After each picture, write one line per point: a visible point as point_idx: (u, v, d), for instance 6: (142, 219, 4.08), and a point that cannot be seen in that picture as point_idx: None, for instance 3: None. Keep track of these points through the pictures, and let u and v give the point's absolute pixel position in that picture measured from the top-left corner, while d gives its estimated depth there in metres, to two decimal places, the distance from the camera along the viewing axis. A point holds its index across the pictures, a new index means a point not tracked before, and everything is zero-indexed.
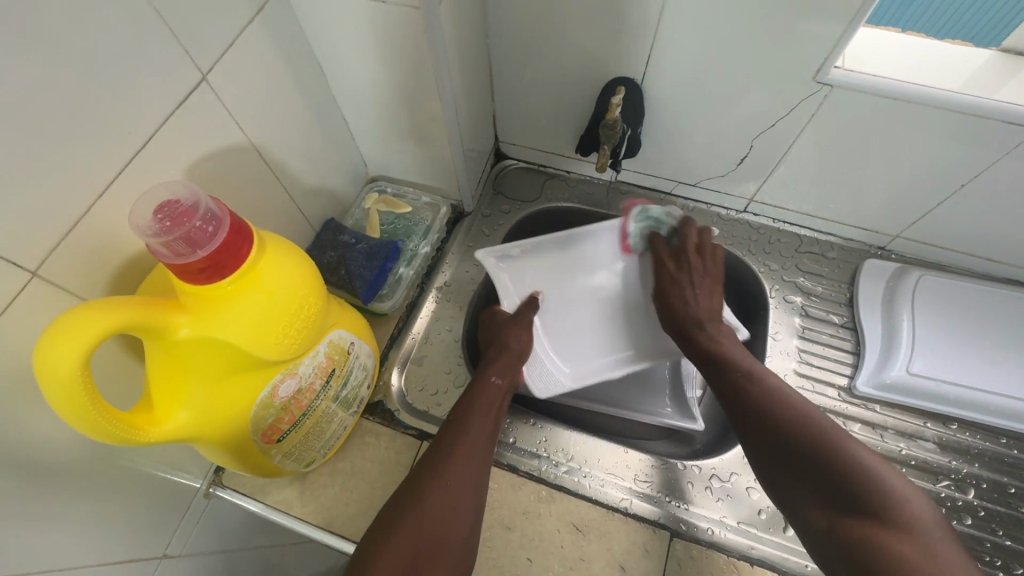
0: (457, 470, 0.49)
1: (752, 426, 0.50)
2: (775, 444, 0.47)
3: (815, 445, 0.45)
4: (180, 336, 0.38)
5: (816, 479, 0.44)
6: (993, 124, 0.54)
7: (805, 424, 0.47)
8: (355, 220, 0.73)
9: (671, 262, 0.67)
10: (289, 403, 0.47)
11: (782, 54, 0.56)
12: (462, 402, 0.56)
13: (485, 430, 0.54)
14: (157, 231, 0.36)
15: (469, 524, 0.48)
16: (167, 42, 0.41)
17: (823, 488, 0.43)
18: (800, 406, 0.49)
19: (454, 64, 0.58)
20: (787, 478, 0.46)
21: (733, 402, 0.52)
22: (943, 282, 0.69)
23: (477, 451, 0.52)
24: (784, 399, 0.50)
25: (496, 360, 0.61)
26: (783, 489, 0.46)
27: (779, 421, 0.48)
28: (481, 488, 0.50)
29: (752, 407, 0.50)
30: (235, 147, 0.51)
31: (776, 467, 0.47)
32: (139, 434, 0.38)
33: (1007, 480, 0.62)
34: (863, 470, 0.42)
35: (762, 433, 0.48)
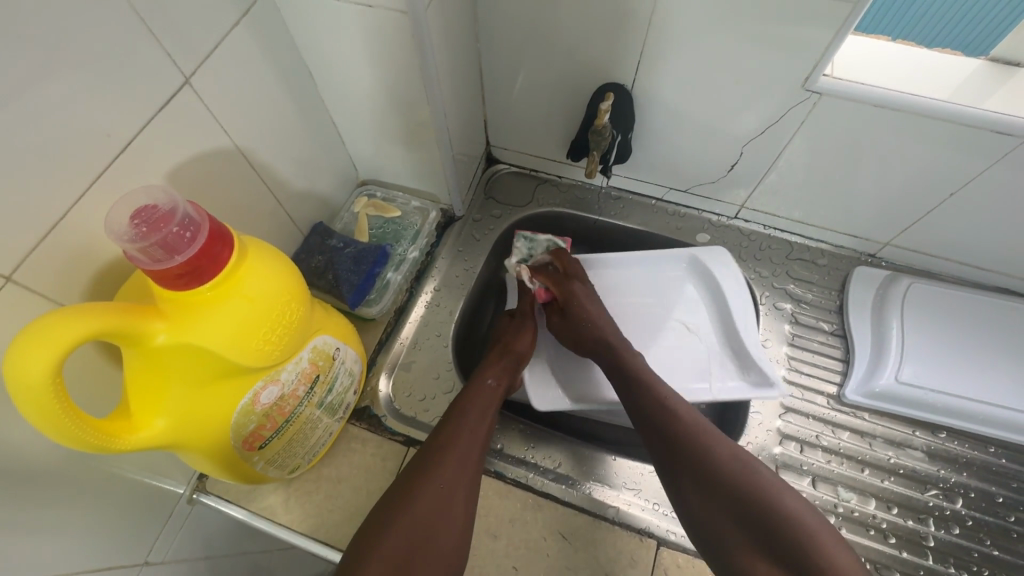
0: (449, 472, 0.49)
1: (682, 466, 0.50)
2: (708, 488, 0.48)
3: (747, 491, 0.46)
4: (157, 342, 0.37)
5: (748, 524, 0.45)
6: (980, 133, 0.54)
7: (735, 469, 0.48)
8: (344, 224, 0.73)
9: (574, 281, 0.67)
10: (271, 409, 0.47)
11: (771, 61, 0.56)
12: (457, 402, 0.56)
13: (480, 433, 0.53)
14: (132, 236, 0.35)
15: (461, 525, 0.48)
16: (149, 45, 0.40)
17: (754, 534, 0.45)
18: (724, 445, 0.50)
19: (443, 69, 0.58)
20: (717, 520, 0.47)
21: (660, 439, 0.52)
22: (932, 290, 0.69)
23: (471, 452, 0.51)
24: (713, 436, 0.51)
25: (492, 362, 0.61)
26: (711, 534, 0.47)
27: (711, 462, 0.49)
28: (473, 491, 0.50)
29: (683, 447, 0.50)
30: (220, 151, 0.50)
31: (705, 510, 0.48)
32: (115, 442, 0.37)
33: (995, 489, 0.61)
34: (790, 515, 0.44)
35: (694, 475, 0.49)
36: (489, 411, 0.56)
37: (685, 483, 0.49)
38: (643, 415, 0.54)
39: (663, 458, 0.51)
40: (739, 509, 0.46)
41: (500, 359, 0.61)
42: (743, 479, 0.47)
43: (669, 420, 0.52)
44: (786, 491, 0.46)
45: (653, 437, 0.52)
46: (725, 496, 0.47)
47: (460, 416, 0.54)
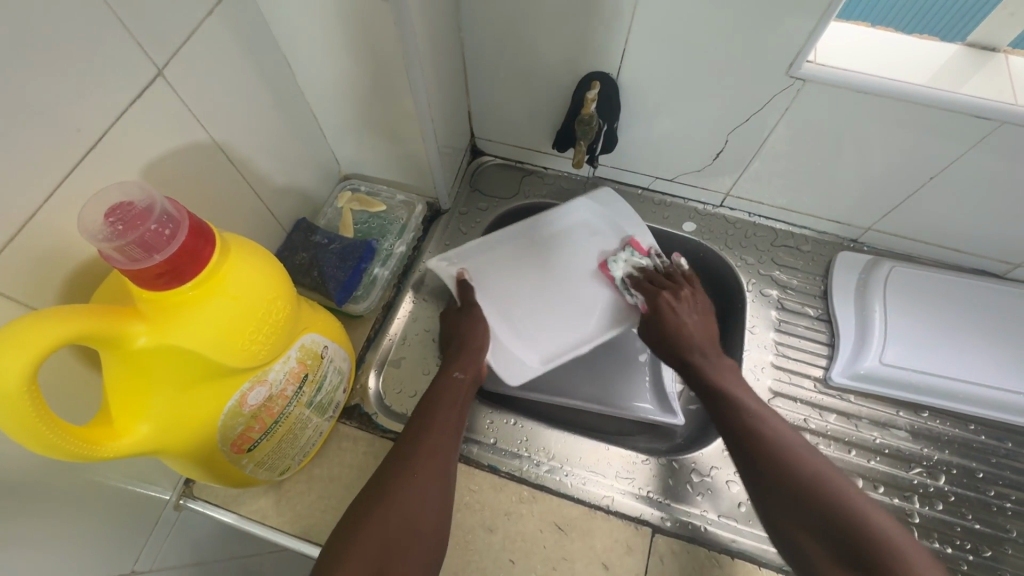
0: (423, 464, 0.49)
1: (758, 473, 0.49)
2: (782, 494, 0.47)
3: (824, 495, 0.45)
4: (138, 345, 0.36)
5: (826, 531, 0.43)
6: (960, 116, 0.55)
7: (814, 478, 0.46)
8: (327, 220, 0.71)
9: (669, 292, 0.66)
10: (259, 411, 0.46)
11: (756, 49, 0.56)
12: (427, 396, 0.56)
13: (451, 422, 0.54)
14: (109, 235, 0.34)
15: (438, 517, 0.48)
16: (118, 34, 0.38)
17: (834, 543, 0.42)
18: (810, 459, 0.48)
19: (427, 60, 0.57)
20: (793, 529, 0.45)
21: (737, 442, 0.52)
22: (912, 274, 0.70)
23: (443, 444, 0.51)
24: (797, 447, 0.49)
25: (460, 353, 0.61)
26: (788, 541, 0.45)
27: (788, 468, 0.48)
28: (449, 481, 0.50)
29: (759, 454, 0.50)
30: (198, 146, 0.49)
31: (784, 514, 0.46)
32: (96, 449, 0.36)
33: (975, 465, 0.63)
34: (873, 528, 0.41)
35: (773, 481, 0.48)
36: (457, 403, 0.56)
37: (759, 485, 0.49)
38: (726, 427, 0.54)
39: (742, 465, 0.51)
40: (813, 516, 0.44)
41: (468, 352, 0.61)
42: (823, 488, 0.45)
43: (745, 431, 0.52)
44: (870, 508, 0.43)
45: (730, 443, 0.53)
46: (801, 504, 0.45)
47: (430, 410, 0.54)
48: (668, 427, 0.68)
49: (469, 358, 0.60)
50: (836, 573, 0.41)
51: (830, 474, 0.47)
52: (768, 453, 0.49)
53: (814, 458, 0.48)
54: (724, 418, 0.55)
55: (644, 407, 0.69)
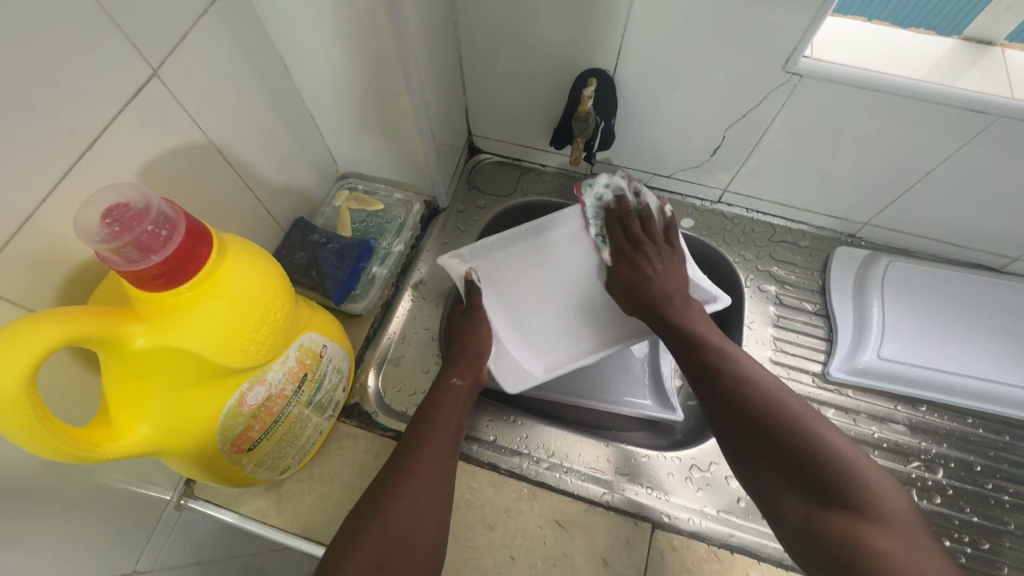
0: (421, 476, 0.49)
1: (717, 405, 0.50)
2: (741, 422, 0.48)
3: (786, 426, 0.45)
4: (136, 347, 0.36)
5: (783, 457, 0.44)
6: (956, 111, 0.55)
7: (769, 405, 0.47)
8: (325, 219, 0.71)
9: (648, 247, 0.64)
10: (258, 411, 0.46)
11: (753, 44, 0.56)
12: (426, 403, 0.56)
13: (450, 429, 0.54)
14: (105, 237, 0.34)
15: (436, 529, 0.47)
16: (113, 34, 0.38)
17: (791, 469, 0.44)
18: (768, 388, 0.49)
19: (423, 58, 0.57)
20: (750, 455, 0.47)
21: (700, 377, 0.52)
22: (910, 268, 0.70)
23: (440, 454, 0.51)
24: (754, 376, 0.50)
25: (458, 359, 0.60)
26: (746, 467, 0.47)
27: (752, 403, 0.48)
28: (447, 489, 0.50)
29: (721, 385, 0.50)
30: (194, 146, 0.49)
31: (743, 441, 0.47)
32: (96, 450, 0.36)
33: (973, 458, 0.63)
34: (831, 451, 0.43)
35: (732, 412, 0.48)
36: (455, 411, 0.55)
37: (718, 414, 0.50)
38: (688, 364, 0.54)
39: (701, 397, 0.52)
40: (776, 446, 0.45)
41: (466, 357, 0.60)
42: (780, 413, 0.46)
43: (707, 368, 0.52)
44: (827, 432, 0.45)
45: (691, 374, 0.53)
46: (766, 440, 0.46)
47: (428, 419, 0.53)
48: (667, 423, 0.68)
49: (466, 364, 0.59)
50: (790, 495, 0.43)
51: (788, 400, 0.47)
52: (728, 385, 0.50)
53: (774, 389, 0.49)
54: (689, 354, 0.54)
55: (643, 402, 0.69)
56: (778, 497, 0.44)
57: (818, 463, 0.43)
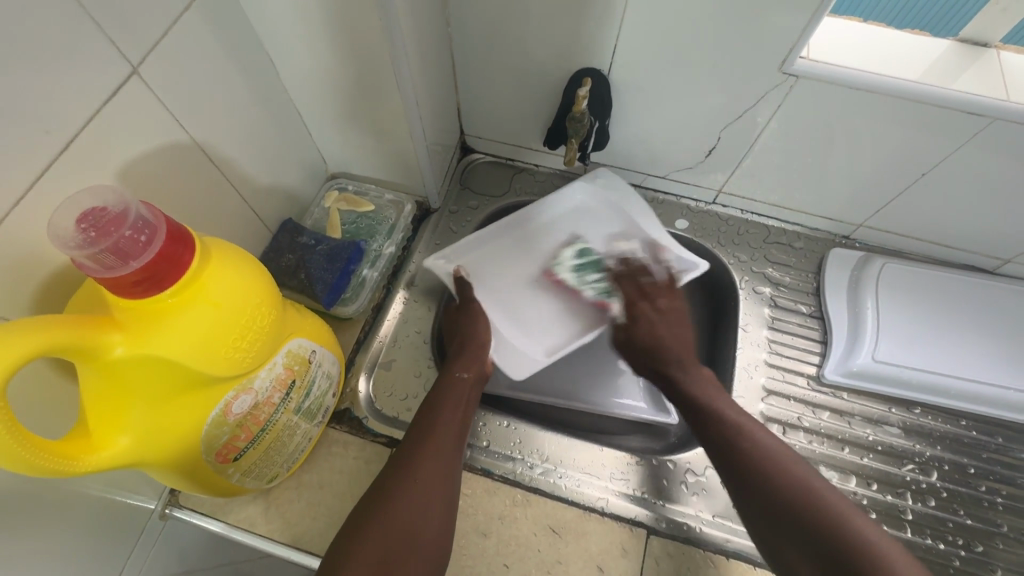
0: (424, 470, 0.48)
1: (740, 486, 0.48)
2: (761, 506, 0.46)
3: (810, 511, 0.43)
4: (115, 356, 0.35)
5: (808, 542, 0.42)
6: (952, 113, 0.55)
7: (793, 492, 0.45)
8: (315, 220, 0.70)
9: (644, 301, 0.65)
10: (245, 419, 0.44)
11: (749, 45, 0.55)
12: (428, 398, 0.55)
13: (454, 425, 0.53)
14: (81, 242, 0.32)
15: (441, 524, 0.46)
16: (88, 30, 0.37)
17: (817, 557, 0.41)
18: (796, 472, 0.46)
19: (414, 56, 0.55)
20: (777, 542, 0.44)
21: (719, 457, 0.51)
22: (904, 270, 0.70)
23: (445, 448, 0.51)
24: (774, 456, 0.48)
25: (460, 353, 0.60)
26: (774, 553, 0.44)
27: (776, 486, 0.45)
28: (451, 485, 0.49)
29: (741, 465, 0.48)
30: (177, 147, 0.47)
31: (767, 527, 0.45)
32: (72, 464, 0.35)
33: (966, 460, 0.63)
34: (856, 535, 0.40)
35: (753, 494, 0.47)
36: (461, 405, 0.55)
37: (741, 497, 0.48)
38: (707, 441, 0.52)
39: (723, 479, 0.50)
40: (802, 533, 0.42)
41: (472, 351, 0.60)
42: (802, 497, 0.44)
43: (726, 447, 0.50)
44: (861, 522, 0.41)
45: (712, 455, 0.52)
46: (790, 524, 0.43)
47: (432, 414, 0.53)
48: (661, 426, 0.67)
49: (470, 358, 0.59)
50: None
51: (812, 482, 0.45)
52: (749, 467, 0.48)
53: (801, 472, 0.46)
54: (708, 432, 0.53)
55: (636, 404, 0.68)
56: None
57: (840, 546, 0.40)
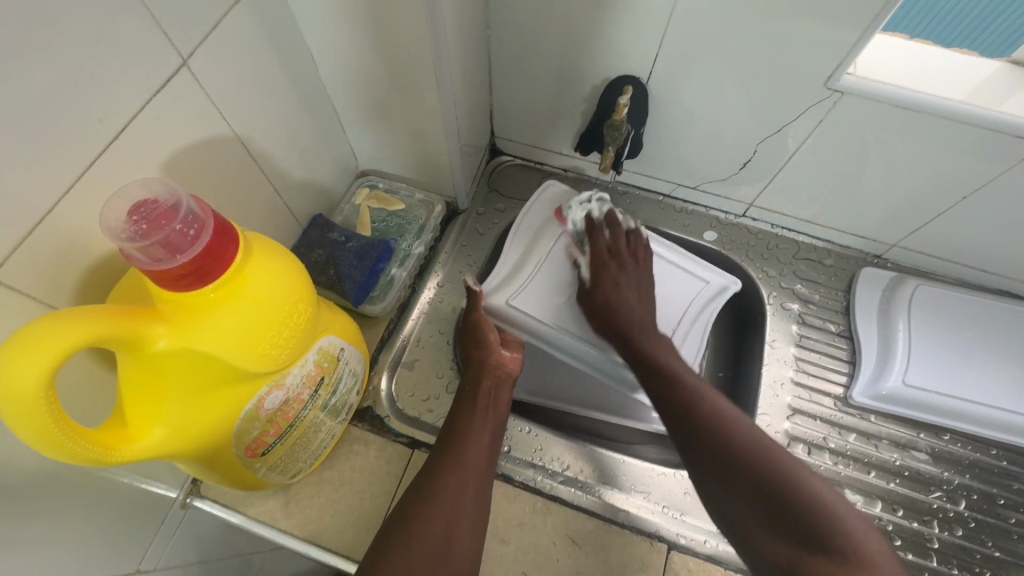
0: (448, 487, 0.49)
1: (699, 451, 0.47)
2: (719, 474, 0.45)
3: (746, 453, 0.44)
4: (158, 348, 0.35)
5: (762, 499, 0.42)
6: (1000, 136, 0.53)
7: (725, 427, 0.47)
8: (344, 217, 0.70)
9: (613, 261, 0.62)
10: (275, 415, 0.45)
11: (795, 60, 0.54)
12: (455, 411, 0.56)
13: (483, 439, 0.54)
14: (132, 235, 0.32)
15: (471, 538, 0.47)
16: (141, 20, 0.37)
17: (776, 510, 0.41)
18: (739, 422, 0.47)
19: (454, 56, 0.55)
20: (740, 511, 0.43)
21: (681, 422, 0.49)
22: (938, 292, 0.69)
23: (469, 459, 0.51)
24: (729, 420, 0.47)
25: (480, 363, 0.59)
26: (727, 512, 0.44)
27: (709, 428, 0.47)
28: (481, 496, 0.50)
29: (697, 430, 0.47)
30: (218, 139, 0.47)
31: (725, 483, 0.44)
32: (110, 455, 0.35)
33: (996, 491, 0.62)
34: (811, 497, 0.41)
35: (711, 459, 0.46)
36: (479, 411, 0.56)
37: (705, 473, 0.46)
38: (666, 403, 0.51)
39: (679, 443, 0.49)
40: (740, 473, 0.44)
41: (482, 360, 0.59)
42: (755, 460, 0.44)
43: (685, 407, 0.49)
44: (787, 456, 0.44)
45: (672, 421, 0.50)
46: (730, 465, 0.45)
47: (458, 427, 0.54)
48: None
49: (479, 369, 0.59)
50: (778, 546, 0.40)
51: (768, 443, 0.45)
52: (702, 430, 0.47)
53: (725, 413, 0.48)
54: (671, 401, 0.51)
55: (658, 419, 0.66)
56: (762, 545, 0.41)
57: (800, 505, 0.40)
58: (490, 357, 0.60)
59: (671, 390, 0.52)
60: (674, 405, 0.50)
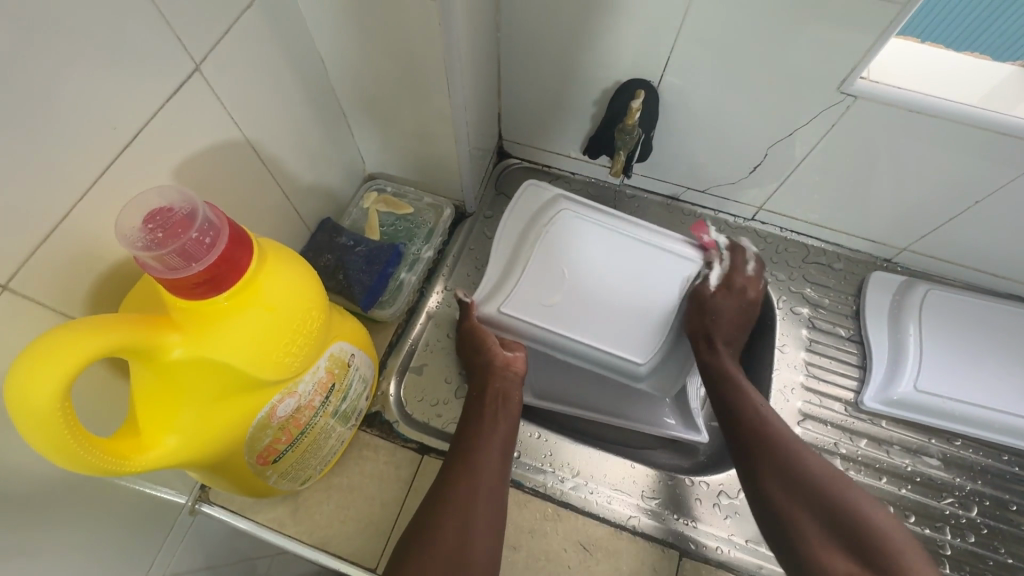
0: (462, 494, 0.48)
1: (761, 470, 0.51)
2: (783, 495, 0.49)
3: (813, 479, 0.49)
4: (173, 357, 0.34)
5: (820, 518, 0.46)
6: (1015, 141, 0.53)
7: (792, 452, 0.51)
8: (352, 221, 0.69)
9: (723, 290, 0.63)
10: (287, 422, 0.44)
11: (808, 64, 0.54)
12: (465, 419, 0.56)
13: (494, 445, 0.53)
14: (147, 243, 0.32)
15: (489, 546, 0.47)
16: (154, 25, 0.36)
17: (836, 529, 0.45)
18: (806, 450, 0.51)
19: (466, 60, 0.55)
20: (803, 530, 0.47)
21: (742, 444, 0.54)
22: (950, 297, 0.68)
23: (481, 464, 0.51)
24: (788, 445, 0.52)
25: (484, 367, 0.59)
26: (787, 530, 0.48)
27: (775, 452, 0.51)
28: (497, 504, 0.50)
29: (765, 452, 0.52)
30: (229, 144, 0.47)
31: (784, 501, 0.49)
32: (124, 465, 0.34)
33: (1008, 497, 0.62)
34: (865, 520, 0.45)
35: (777, 480, 0.50)
36: (488, 415, 0.56)
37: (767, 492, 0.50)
38: (733, 427, 0.55)
39: (740, 463, 0.54)
40: (804, 494, 0.48)
41: (487, 365, 0.59)
42: (820, 486, 0.48)
43: (752, 430, 0.53)
44: (847, 485, 0.48)
45: (735, 442, 0.54)
46: (797, 487, 0.49)
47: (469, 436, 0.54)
48: (690, 443, 0.67)
49: (485, 374, 0.58)
50: (836, 561, 0.44)
51: (828, 470, 0.50)
52: (768, 453, 0.52)
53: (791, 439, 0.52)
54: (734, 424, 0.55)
55: (668, 422, 0.66)
56: (823, 561, 0.44)
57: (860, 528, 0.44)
58: (494, 359, 0.59)
59: (736, 414, 0.56)
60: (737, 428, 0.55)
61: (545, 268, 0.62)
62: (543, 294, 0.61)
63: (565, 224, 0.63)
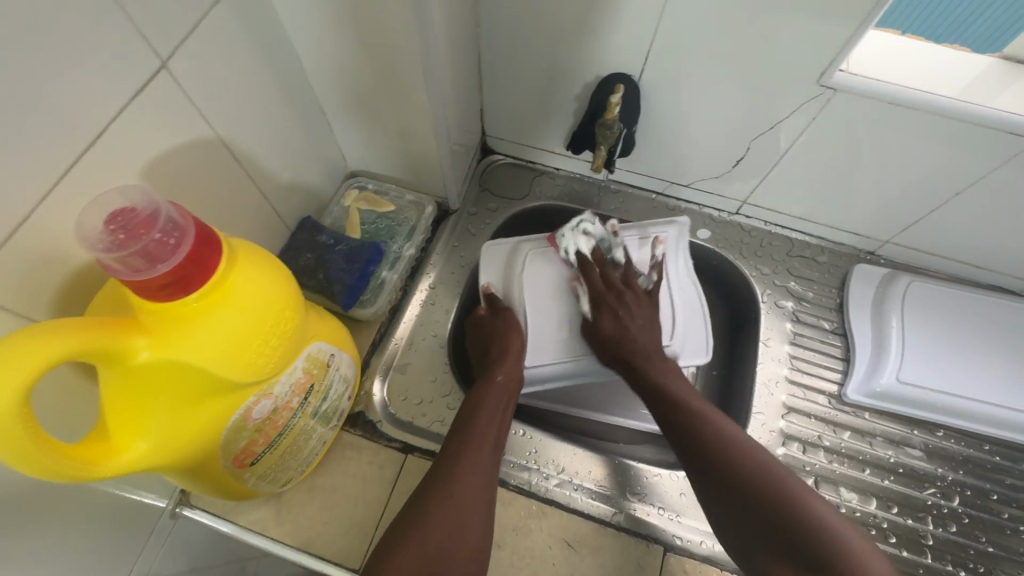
0: (462, 479, 0.47)
1: (704, 479, 0.48)
2: (728, 502, 0.45)
3: (755, 480, 0.44)
4: (140, 360, 0.34)
5: (759, 524, 0.43)
6: (994, 133, 0.53)
7: (732, 450, 0.47)
8: (333, 219, 0.69)
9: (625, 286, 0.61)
10: (263, 424, 0.44)
11: (788, 57, 0.54)
12: (468, 402, 0.55)
13: (494, 428, 0.53)
14: (109, 244, 0.31)
15: (479, 533, 0.45)
16: (117, 21, 0.35)
17: (775, 536, 0.41)
18: (748, 448, 0.47)
19: (443, 56, 0.54)
20: (749, 540, 0.43)
21: (684, 447, 0.50)
22: (931, 288, 0.69)
23: (482, 453, 0.50)
24: (726, 443, 0.48)
25: (500, 356, 0.59)
26: (738, 537, 0.44)
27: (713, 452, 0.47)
28: (490, 492, 0.49)
29: (704, 452, 0.48)
30: (201, 142, 0.46)
31: (729, 514, 0.45)
32: (92, 471, 0.34)
33: (989, 486, 0.63)
34: (811, 518, 0.41)
35: (720, 486, 0.46)
36: (496, 400, 0.55)
37: (712, 494, 0.47)
38: (672, 429, 0.51)
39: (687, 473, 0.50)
40: (743, 499, 0.44)
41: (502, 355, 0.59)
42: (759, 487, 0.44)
43: (692, 433, 0.50)
44: (809, 498, 0.42)
45: (678, 448, 0.51)
46: (738, 492, 0.45)
47: (472, 418, 0.52)
48: None
49: (502, 363, 0.58)
50: (784, 572, 0.40)
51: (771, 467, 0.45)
52: (708, 455, 0.48)
53: (728, 434, 0.49)
54: (674, 426, 0.51)
55: (653, 417, 0.66)
56: (773, 572, 0.40)
57: (800, 531, 0.40)
58: (511, 345, 0.59)
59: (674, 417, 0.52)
60: (679, 441, 0.51)
61: (546, 306, 0.63)
62: (549, 325, 0.63)
63: (538, 259, 0.65)
